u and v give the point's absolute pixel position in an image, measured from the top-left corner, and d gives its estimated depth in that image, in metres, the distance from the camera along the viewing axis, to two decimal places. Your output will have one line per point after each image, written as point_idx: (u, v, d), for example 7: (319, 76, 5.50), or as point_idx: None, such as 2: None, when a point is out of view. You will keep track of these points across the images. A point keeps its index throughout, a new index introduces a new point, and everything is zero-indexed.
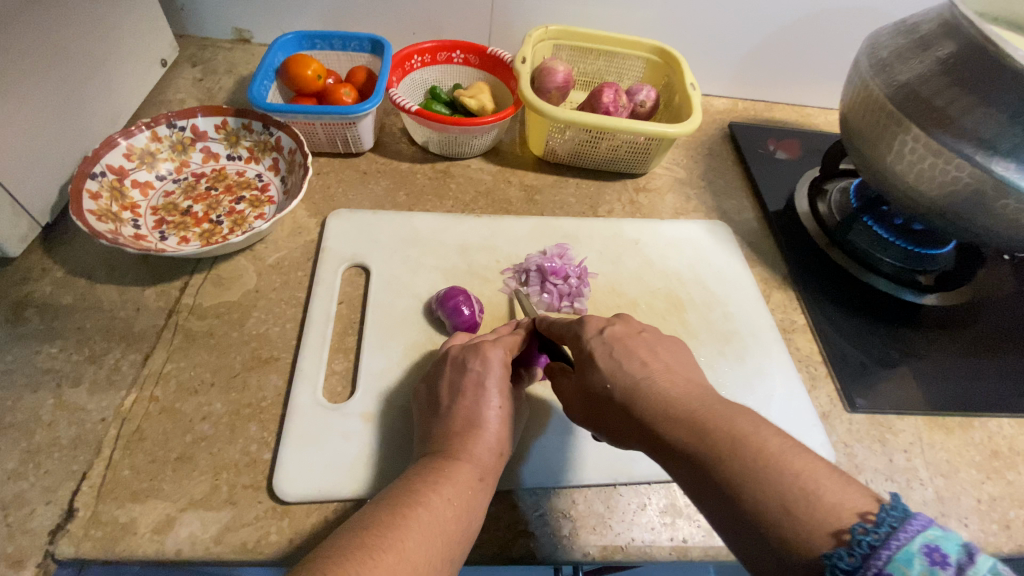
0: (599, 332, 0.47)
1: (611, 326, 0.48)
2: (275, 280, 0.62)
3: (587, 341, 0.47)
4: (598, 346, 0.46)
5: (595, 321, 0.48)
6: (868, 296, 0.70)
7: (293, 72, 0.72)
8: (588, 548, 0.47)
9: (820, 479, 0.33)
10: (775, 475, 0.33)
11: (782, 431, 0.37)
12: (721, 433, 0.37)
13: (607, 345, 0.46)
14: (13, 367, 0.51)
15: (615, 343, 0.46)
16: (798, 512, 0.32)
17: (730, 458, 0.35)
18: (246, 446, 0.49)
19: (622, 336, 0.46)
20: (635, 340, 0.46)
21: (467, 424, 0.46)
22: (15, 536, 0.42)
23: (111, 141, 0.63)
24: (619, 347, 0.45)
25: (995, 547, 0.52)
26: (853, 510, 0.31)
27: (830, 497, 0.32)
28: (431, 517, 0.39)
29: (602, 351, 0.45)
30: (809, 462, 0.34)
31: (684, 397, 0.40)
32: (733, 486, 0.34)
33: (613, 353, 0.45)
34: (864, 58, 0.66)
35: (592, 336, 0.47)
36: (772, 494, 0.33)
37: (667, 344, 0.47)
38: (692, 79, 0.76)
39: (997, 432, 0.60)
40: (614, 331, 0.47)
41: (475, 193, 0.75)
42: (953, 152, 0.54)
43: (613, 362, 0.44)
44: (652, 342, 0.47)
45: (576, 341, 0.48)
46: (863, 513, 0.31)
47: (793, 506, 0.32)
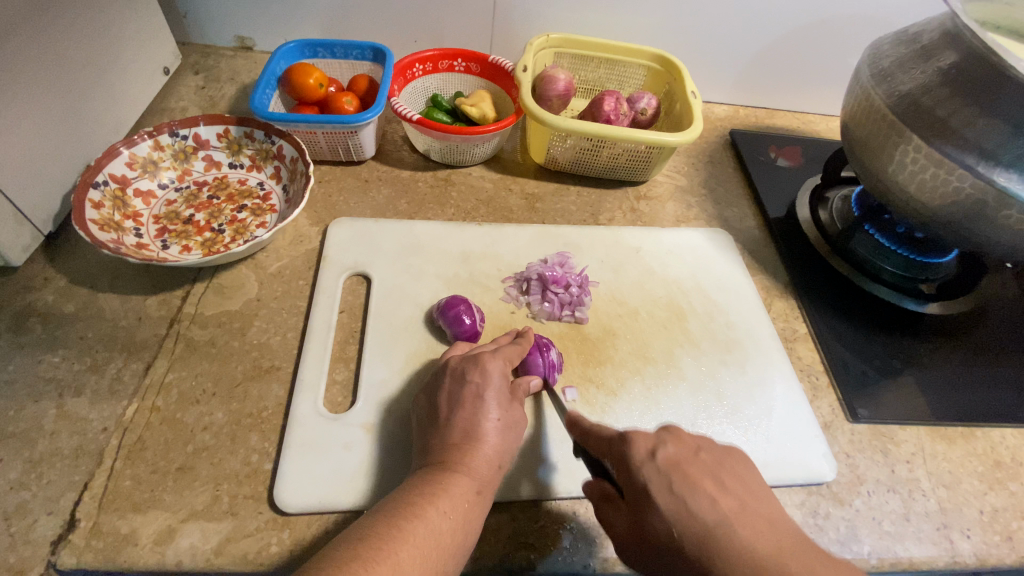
0: (651, 456, 0.41)
1: (663, 444, 0.42)
2: (276, 288, 0.62)
3: (639, 470, 0.40)
4: (654, 476, 0.40)
5: (643, 437, 0.42)
6: (870, 306, 0.70)
7: (295, 80, 0.72)
8: (589, 560, 0.47)
9: None
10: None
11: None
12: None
13: (664, 475, 0.39)
14: (15, 377, 0.51)
15: (673, 471, 0.40)
16: None
17: None
18: (247, 456, 0.49)
19: (678, 459, 0.40)
20: (695, 464, 0.40)
21: (465, 436, 0.46)
22: (17, 546, 0.42)
23: (114, 150, 0.63)
24: (678, 476, 0.39)
25: (997, 559, 0.52)
26: None
27: None
28: (426, 530, 0.39)
29: (660, 483, 0.39)
30: None
31: (773, 555, 0.35)
32: None
33: (672, 486, 0.39)
34: (865, 67, 0.66)
35: (644, 463, 0.41)
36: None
37: (729, 461, 0.42)
38: (693, 87, 0.76)
39: (999, 442, 0.60)
40: (669, 453, 0.41)
41: (476, 201, 0.75)
42: (955, 163, 0.54)
43: (676, 500, 0.38)
44: (714, 464, 0.41)
45: (624, 465, 0.42)
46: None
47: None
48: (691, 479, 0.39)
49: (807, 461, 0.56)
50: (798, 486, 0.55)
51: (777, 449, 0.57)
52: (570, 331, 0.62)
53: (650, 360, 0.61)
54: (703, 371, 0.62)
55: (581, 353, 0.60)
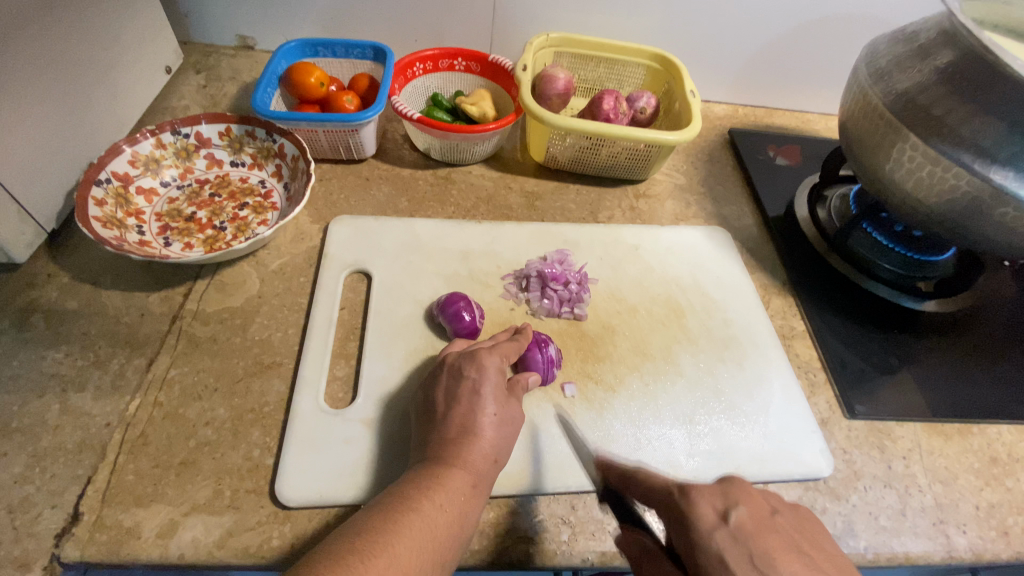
0: (723, 521, 0.37)
1: (733, 505, 0.38)
2: (278, 285, 0.62)
3: (711, 538, 0.36)
4: (730, 546, 0.36)
5: (710, 496, 0.38)
6: (868, 304, 0.70)
7: (296, 79, 0.72)
8: (587, 553, 0.48)
9: None
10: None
11: None
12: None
13: (742, 545, 0.35)
14: (19, 372, 0.52)
15: (749, 539, 0.36)
16: None
17: None
18: (248, 451, 0.49)
19: (753, 525, 0.37)
20: (770, 530, 0.37)
21: (461, 431, 0.46)
22: (22, 539, 0.43)
23: (116, 148, 0.64)
24: (756, 545, 0.36)
25: (993, 554, 0.52)
26: None
27: None
28: (422, 524, 0.39)
29: (739, 555, 0.35)
30: None
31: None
32: None
33: (753, 558, 0.35)
34: (863, 66, 0.66)
35: (716, 529, 0.36)
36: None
37: (804, 530, 0.38)
38: (691, 86, 0.77)
39: (996, 439, 0.60)
40: (742, 517, 0.37)
41: (476, 199, 0.76)
42: (951, 160, 0.55)
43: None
44: (791, 531, 0.38)
45: (688, 527, 0.37)
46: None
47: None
48: (775, 556, 0.35)
49: (803, 457, 0.57)
50: (794, 482, 0.55)
51: (774, 445, 0.57)
52: (569, 328, 0.63)
53: (648, 356, 0.62)
54: (701, 367, 0.62)
55: (580, 350, 0.61)
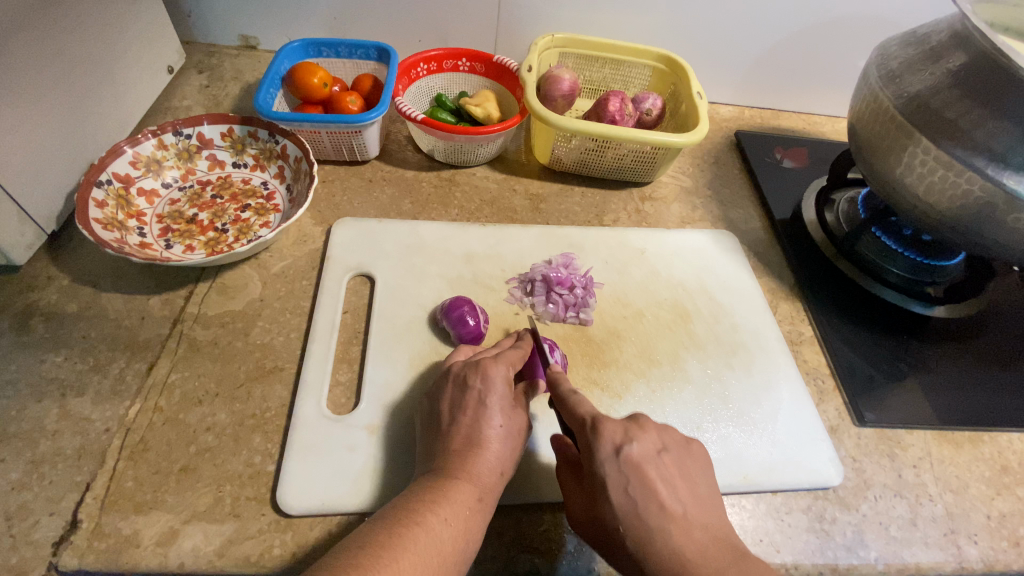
0: (617, 453, 0.42)
1: (630, 440, 0.43)
2: (280, 288, 0.62)
3: (601, 464, 0.42)
4: (614, 472, 0.42)
5: (612, 430, 0.43)
6: (876, 309, 0.69)
7: (299, 79, 0.72)
8: (594, 564, 0.47)
9: None
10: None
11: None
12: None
13: (623, 474, 0.42)
14: (18, 376, 0.51)
15: (632, 469, 0.42)
16: None
17: None
18: (249, 458, 0.49)
19: (639, 459, 0.42)
20: (655, 466, 0.43)
21: (466, 443, 0.46)
22: (19, 547, 0.42)
23: (117, 149, 0.63)
24: (636, 476, 0.42)
25: (1005, 565, 0.51)
26: None
27: None
28: (427, 538, 0.38)
29: (618, 480, 0.42)
30: None
31: (698, 557, 0.40)
32: None
33: (629, 486, 0.42)
34: (873, 69, 0.65)
35: (607, 458, 0.42)
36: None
37: (686, 462, 0.45)
38: (699, 87, 0.76)
39: (1007, 447, 0.59)
40: (633, 451, 0.42)
41: (480, 201, 0.75)
42: (964, 165, 0.54)
43: (629, 499, 0.41)
44: (670, 467, 0.44)
45: (588, 453, 0.43)
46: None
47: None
48: (650, 485, 0.42)
49: (813, 467, 0.56)
50: (804, 491, 0.55)
51: (782, 452, 0.56)
52: (575, 333, 0.62)
53: (655, 361, 0.61)
54: (708, 373, 0.61)
55: (585, 354, 0.60)
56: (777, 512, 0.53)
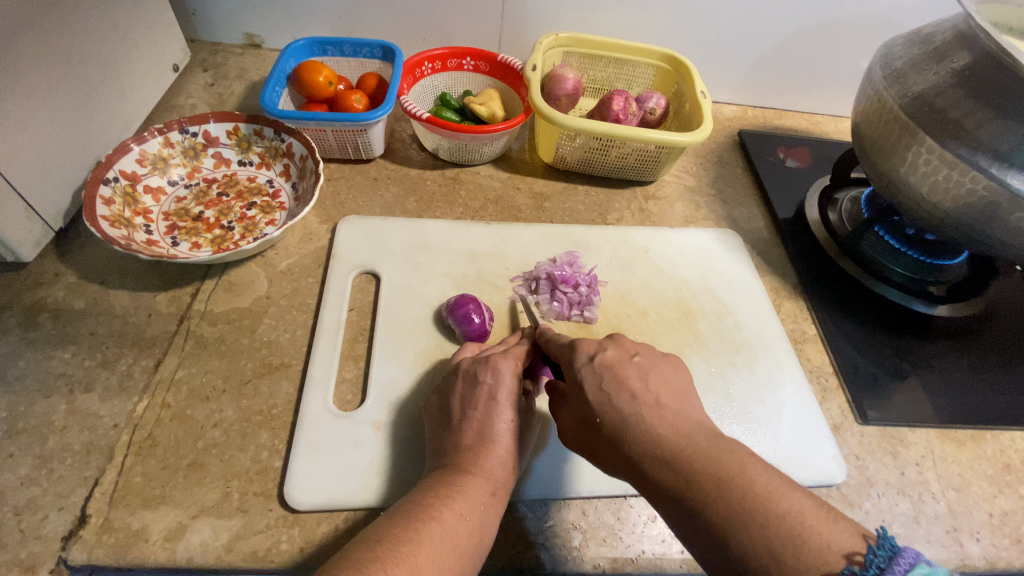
0: (590, 359, 0.45)
1: (604, 350, 0.46)
2: (286, 285, 0.62)
3: (578, 369, 0.45)
4: (589, 374, 0.44)
5: (588, 344, 0.47)
6: (879, 308, 0.69)
7: (304, 78, 0.72)
8: (599, 560, 0.47)
9: (809, 521, 0.34)
10: (768, 522, 0.34)
11: (771, 469, 0.37)
12: (709, 476, 0.36)
13: (597, 374, 0.44)
14: (26, 372, 0.52)
15: (606, 371, 0.44)
16: (786, 557, 0.32)
17: (717, 499, 0.35)
18: (257, 453, 0.49)
19: (613, 362, 0.45)
20: (628, 366, 0.44)
21: (478, 438, 0.46)
22: (28, 541, 0.43)
23: (124, 147, 0.63)
24: (610, 375, 0.44)
25: (1007, 562, 0.51)
26: (842, 553, 0.32)
27: (819, 539, 0.33)
28: (443, 532, 0.38)
29: (592, 379, 0.44)
30: (798, 501, 0.35)
31: (671, 435, 0.40)
32: (719, 530, 0.35)
33: (602, 383, 0.43)
34: (876, 68, 0.66)
35: (583, 364, 0.45)
36: (763, 540, 0.33)
37: (660, 365, 0.46)
38: (702, 86, 0.76)
39: (1009, 445, 0.59)
40: (606, 356, 0.45)
41: (484, 200, 0.75)
42: (968, 164, 0.54)
43: (602, 393, 0.43)
44: (648, 369, 0.45)
45: (568, 367, 0.46)
46: (848, 553, 0.32)
47: (784, 553, 0.32)
48: (621, 380, 0.43)
49: (817, 464, 0.56)
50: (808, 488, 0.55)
51: (786, 450, 0.57)
52: (579, 331, 0.62)
53: None
54: (713, 371, 0.61)
55: None
56: None
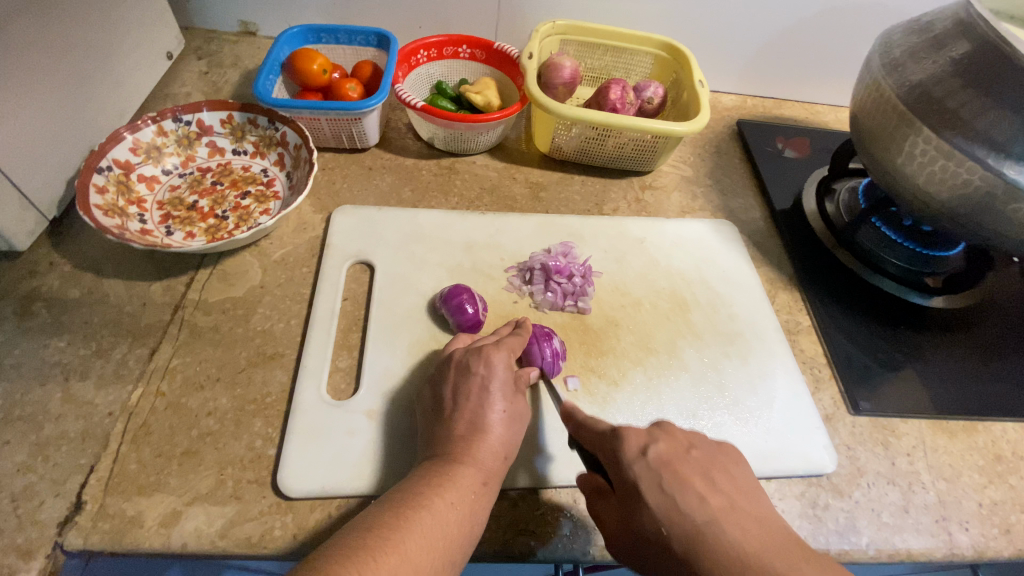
0: (643, 454, 0.42)
1: (654, 442, 0.44)
2: (280, 275, 0.62)
3: (630, 467, 0.42)
4: (644, 472, 0.41)
5: (635, 435, 0.44)
6: (873, 299, 0.69)
7: (299, 66, 0.71)
8: (589, 547, 0.48)
9: None
10: None
11: None
12: None
13: (654, 472, 0.41)
14: (22, 360, 0.52)
15: (663, 468, 0.42)
16: None
17: None
18: (250, 442, 0.49)
19: (668, 458, 0.42)
20: (686, 462, 0.42)
21: (471, 428, 0.46)
22: (25, 527, 0.43)
23: (117, 136, 0.63)
24: (668, 473, 0.41)
25: (995, 552, 0.52)
26: None
27: None
28: (433, 520, 0.39)
29: (651, 479, 0.41)
30: None
31: (761, 552, 0.37)
32: None
33: (663, 484, 0.41)
34: (875, 57, 0.65)
35: (635, 459, 0.42)
36: None
37: (720, 461, 0.44)
38: (700, 76, 0.76)
39: (1001, 436, 0.60)
40: (660, 450, 0.43)
41: (480, 190, 0.75)
42: (964, 155, 0.54)
43: (665, 496, 0.40)
44: (708, 465, 0.43)
45: (615, 462, 0.43)
46: None
47: None
48: (684, 480, 0.41)
49: (808, 454, 0.56)
50: (798, 477, 0.55)
51: (778, 440, 0.57)
52: (573, 321, 0.62)
53: (652, 350, 0.61)
54: (706, 362, 0.62)
55: (583, 343, 0.61)
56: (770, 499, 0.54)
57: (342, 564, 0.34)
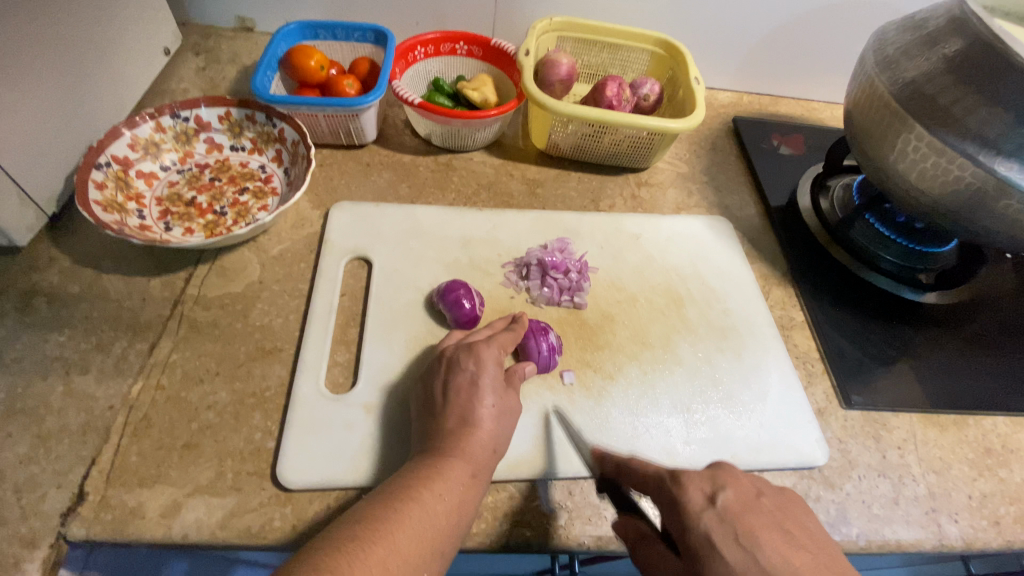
0: (711, 504, 0.39)
1: (720, 489, 0.40)
2: (279, 271, 0.62)
3: (698, 518, 0.38)
4: (716, 524, 0.37)
5: (699, 481, 0.40)
6: (866, 295, 0.70)
7: (296, 62, 0.72)
8: (584, 538, 0.48)
9: None
10: None
11: None
12: None
13: (728, 525, 0.37)
14: (23, 354, 0.52)
15: (733, 519, 0.38)
16: None
17: None
18: (250, 435, 0.50)
19: (739, 511, 0.38)
20: (755, 511, 0.39)
21: (461, 422, 0.47)
22: (28, 518, 0.44)
23: (115, 132, 0.64)
24: (742, 528, 0.37)
25: (984, 543, 0.53)
26: None
27: None
28: (421, 512, 0.40)
29: (724, 534, 0.37)
30: None
31: None
32: None
33: (738, 541, 0.37)
34: (870, 54, 0.65)
35: (704, 510, 0.38)
36: None
37: (789, 508, 0.40)
38: (696, 73, 0.76)
39: (991, 430, 0.61)
40: (727, 501, 0.39)
41: (477, 186, 0.75)
42: (956, 151, 0.54)
43: (746, 557, 0.36)
44: (779, 515, 0.39)
45: (677, 511, 0.39)
46: None
47: None
48: (759, 534, 0.37)
49: (799, 446, 0.57)
50: (790, 470, 0.56)
51: (771, 433, 0.58)
52: (569, 316, 0.63)
53: (647, 345, 0.62)
54: (699, 356, 0.62)
55: (579, 338, 0.61)
56: None
57: (330, 553, 0.35)
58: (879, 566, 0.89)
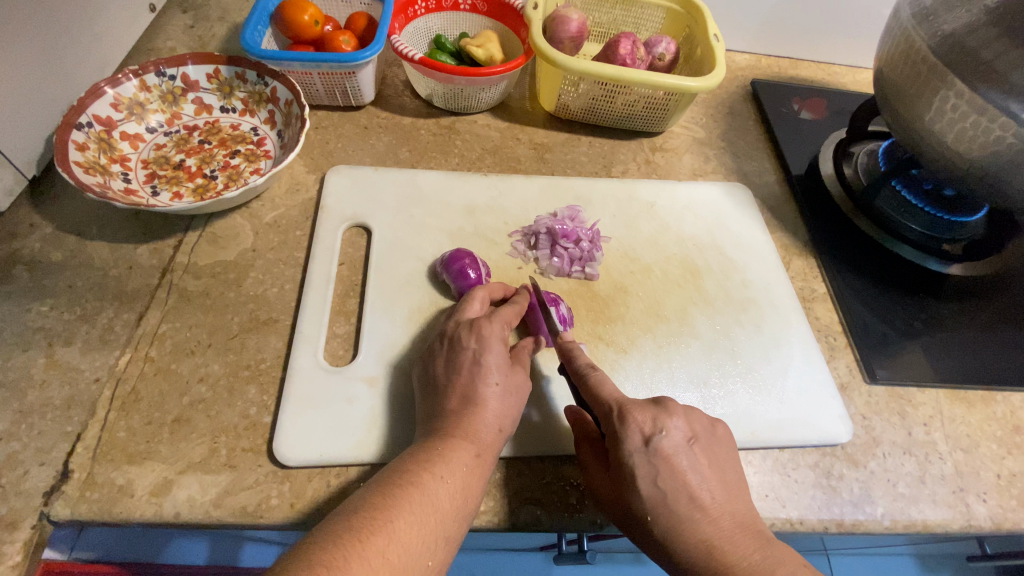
0: (646, 445, 0.42)
1: (659, 430, 0.42)
2: (273, 238, 0.59)
3: (630, 454, 0.42)
4: (643, 463, 0.41)
5: (641, 422, 0.43)
6: (892, 265, 0.67)
7: (289, 16, 0.67)
8: (596, 517, 0.46)
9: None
10: None
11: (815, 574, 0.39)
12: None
13: (653, 465, 0.41)
14: (3, 324, 0.49)
15: (661, 459, 0.41)
16: None
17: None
18: (245, 409, 0.47)
19: (670, 450, 0.42)
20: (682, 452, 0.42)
21: (464, 401, 0.44)
22: (9, 497, 0.41)
23: (97, 90, 0.60)
24: (665, 467, 0.41)
25: (1013, 524, 0.50)
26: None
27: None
28: (422, 497, 0.37)
29: (647, 471, 0.41)
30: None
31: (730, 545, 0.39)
32: None
33: (658, 476, 0.41)
34: (905, 6, 0.61)
35: (637, 449, 0.42)
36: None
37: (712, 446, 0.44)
38: (715, 30, 0.71)
39: (1020, 407, 0.58)
40: (663, 442, 0.42)
41: (481, 150, 0.71)
42: (998, 110, 0.50)
43: (658, 490, 0.41)
44: (698, 454, 0.43)
45: (617, 445, 0.42)
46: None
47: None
48: (678, 471, 0.41)
49: (823, 423, 0.54)
50: (812, 447, 0.53)
51: (792, 410, 0.55)
52: (580, 287, 0.60)
53: (662, 318, 0.59)
54: (717, 329, 0.59)
55: (591, 310, 0.58)
56: (783, 468, 0.52)
57: (325, 546, 0.32)
58: (891, 546, 0.87)
